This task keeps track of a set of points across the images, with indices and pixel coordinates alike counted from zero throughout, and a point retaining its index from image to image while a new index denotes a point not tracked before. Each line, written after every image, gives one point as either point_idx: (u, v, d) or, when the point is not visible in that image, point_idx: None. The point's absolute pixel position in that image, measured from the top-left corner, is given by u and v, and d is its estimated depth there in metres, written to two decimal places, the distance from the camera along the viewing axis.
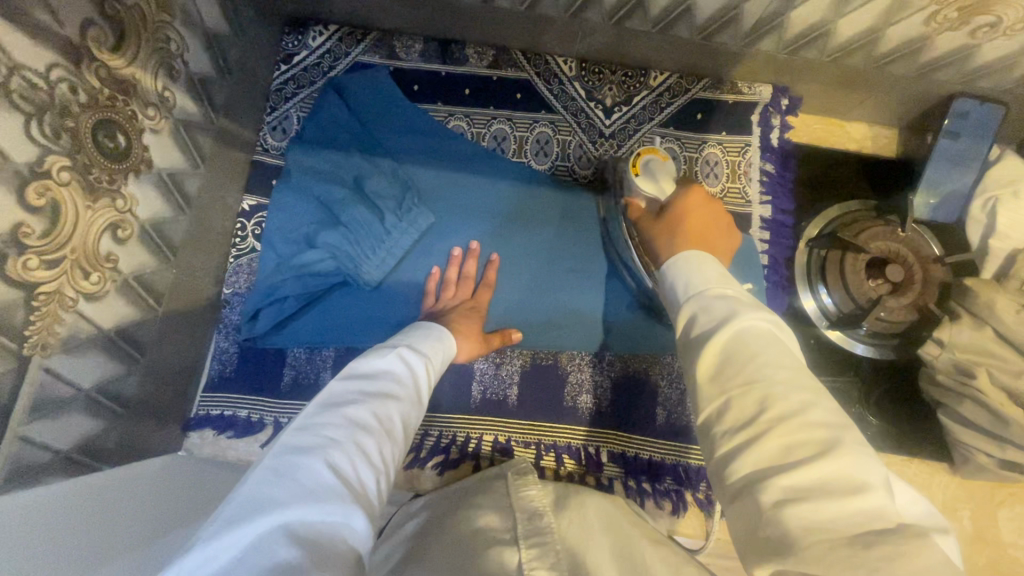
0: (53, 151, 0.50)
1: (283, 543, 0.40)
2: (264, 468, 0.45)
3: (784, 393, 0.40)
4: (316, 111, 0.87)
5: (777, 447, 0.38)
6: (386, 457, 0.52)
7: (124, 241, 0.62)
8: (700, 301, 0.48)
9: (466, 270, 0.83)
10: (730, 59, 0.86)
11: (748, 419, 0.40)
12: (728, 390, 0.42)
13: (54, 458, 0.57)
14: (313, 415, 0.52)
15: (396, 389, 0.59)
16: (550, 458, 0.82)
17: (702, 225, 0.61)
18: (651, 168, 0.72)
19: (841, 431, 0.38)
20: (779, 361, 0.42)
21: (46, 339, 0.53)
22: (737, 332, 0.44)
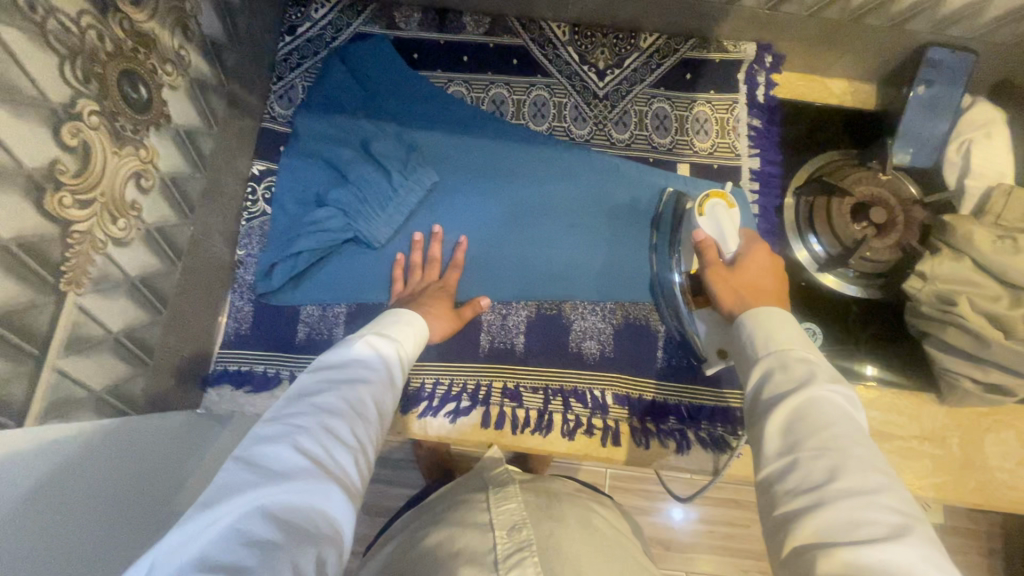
0: (84, 94, 0.53)
1: (258, 523, 0.45)
2: (237, 458, 0.50)
3: (850, 472, 0.45)
4: (322, 80, 0.91)
5: (843, 516, 0.42)
6: (358, 436, 0.56)
7: (147, 191, 0.65)
8: (782, 360, 0.55)
9: (432, 253, 0.86)
10: (716, 18, 0.91)
11: (814, 482, 0.45)
12: (798, 450, 0.48)
13: (89, 396, 0.60)
14: (285, 406, 0.57)
15: (366, 372, 0.63)
16: (558, 403, 0.85)
17: (757, 281, 0.69)
18: (717, 215, 0.75)
19: (912, 522, 0.42)
20: (854, 440, 0.47)
21: (80, 278, 0.56)
22: (805, 401, 0.50)
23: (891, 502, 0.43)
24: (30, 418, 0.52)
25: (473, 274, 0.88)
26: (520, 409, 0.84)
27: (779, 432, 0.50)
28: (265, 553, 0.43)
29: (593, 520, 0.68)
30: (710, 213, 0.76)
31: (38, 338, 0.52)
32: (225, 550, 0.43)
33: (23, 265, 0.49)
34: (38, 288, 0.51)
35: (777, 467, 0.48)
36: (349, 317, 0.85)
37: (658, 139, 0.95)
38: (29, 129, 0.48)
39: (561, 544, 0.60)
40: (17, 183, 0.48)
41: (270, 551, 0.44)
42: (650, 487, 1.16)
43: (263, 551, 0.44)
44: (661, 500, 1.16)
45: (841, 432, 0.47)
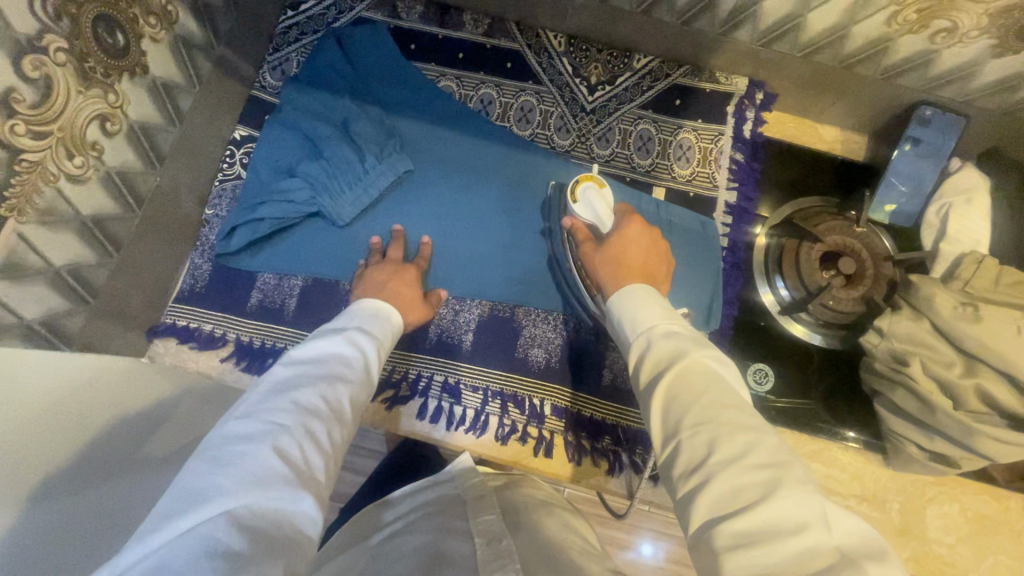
0: (52, 31, 0.55)
1: (231, 529, 0.43)
2: (208, 458, 0.48)
3: (729, 434, 0.48)
4: (315, 56, 0.93)
5: (726, 487, 0.44)
6: (331, 440, 0.56)
7: (112, 135, 0.66)
8: (651, 339, 0.58)
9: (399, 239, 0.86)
10: (710, 49, 0.91)
11: (697, 459, 0.47)
12: (681, 433, 0.50)
13: (19, 325, 0.61)
14: (260, 403, 0.55)
15: (347, 373, 0.63)
16: (496, 406, 0.84)
17: (640, 250, 0.72)
18: (591, 202, 0.77)
19: (780, 469, 0.45)
20: (729, 404, 0.50)
21: (24, 207, 0.57)
22: (683, 372, 0.53)
23: (760, 459, 0.46)
24: None
25: (432, 265, 0.88)
26: (457, 407, 0.84)
27: (665, 412, 0.52)
28: (241, 559, 0.41)
29: (569, 535, 0.67)
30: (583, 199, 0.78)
31: None
32: (199, 556, 0.40)
33: None
34: None
35: (668, 454, 0.51)
36: (304, 289, 0.86)
37: (639, 160, 0.95)
38: None
39: (535, 550, 0.59)
40: None
41: (247, 559, 0.42)
42: (611, 518, 1.13)
43: (237, 559, 0.41)
44: (615, 529, 1.13)
45: (719, 400, 0.51)
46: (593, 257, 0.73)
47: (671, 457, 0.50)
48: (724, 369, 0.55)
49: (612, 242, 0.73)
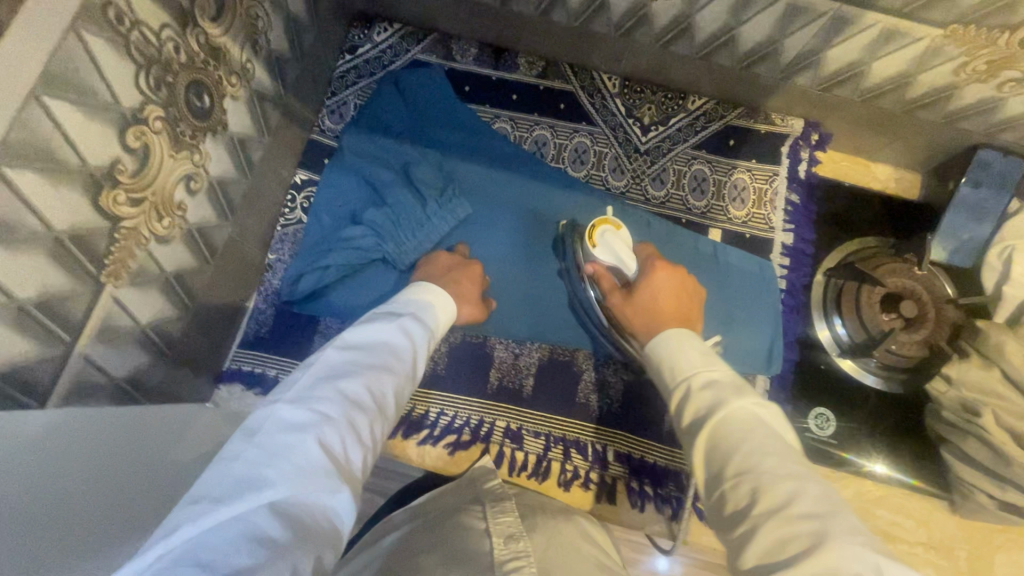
0: (152, 101, 0.56)
1: (272, 521, 0.43)
2: (259, 443, 0.48)
3: (771, 484, 0.46)
4: (374, 101, 0.94)
5: (766, 540, 0.43)
6: (372, 432, 0.56)
7: (195, 192, 0.67)
8: (691, 387, 0.57)
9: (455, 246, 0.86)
10: (767, 92, 0.91)
11: (739, 511, 0.47)
12: (722, 483, 0.49)
13: (108, 384, 0.62)
14: (311, 388, 0.55)
15: (394, 364, 0.62)
16: (558, 451, 0.84)
17: (673, 297, 0.73)
18: (610, 243, 0.79)
19: (828, 520, 0.43)
20: (771, 452, 0.49)
21: (119, 271, 0.58)
22: (724, 418, 0.53)
23: (819, 516, 0.43)
24: (51, 395, 0.54)
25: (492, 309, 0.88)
26: (519, 452, 0.84)
27: (705, 459, 0.52)
28: (279, 555, 0.41)
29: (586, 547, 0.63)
30: (603, 243, 0.79)
31: (70, 324, 0.54)
32: (240, 548, 0.40)
33: (72, 257, 0.52)
34: (80, 278, 0.53)
35: (715, 504, 0.50)
36: None
37: (694, 201, 0.95)
38: (96, 129, 0.50)
39: (559, 565, 0.56)
40: (79, 177, 0.50)
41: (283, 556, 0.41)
42: None
43: (276, 553, 0.41)
44: None
45: (757, 450, 0.49)
46: (622, 309, 0.75)
47: (718, 503, 0.50)
48: (762, 414, 0.53)
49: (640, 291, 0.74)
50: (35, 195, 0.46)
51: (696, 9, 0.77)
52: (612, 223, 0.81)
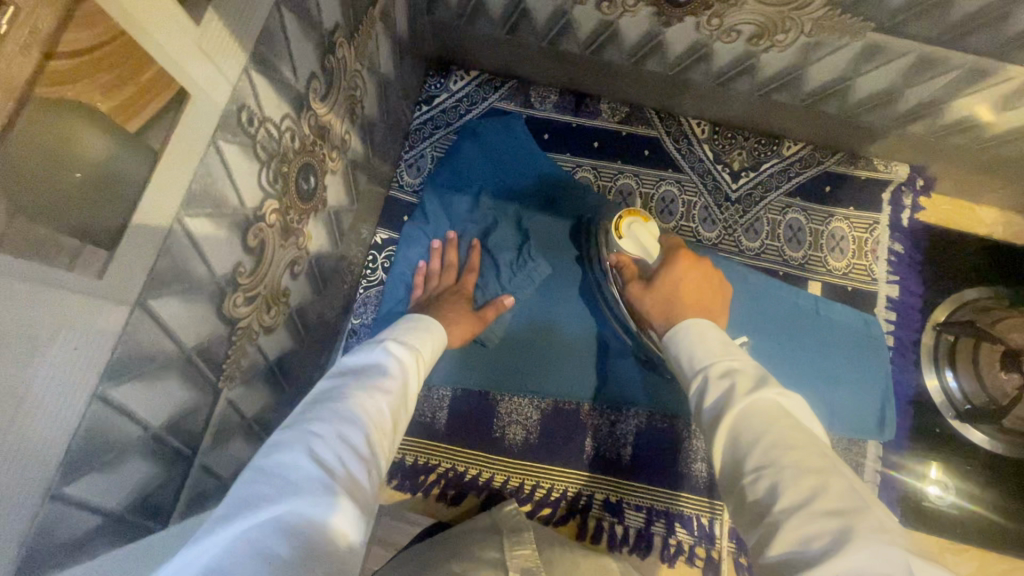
0: (269, 196, 0.53)
1: (273, 539, 0.38)
2: (251, 472, 0.44)
3: (792, 479, 0.41)
4: (452, 154, 0.91)
5: (791, 537, 0.38)
6: (375, 448, 0.51)
7: (297, 276, 0.64)
8: (709, 378, 0.51)
9: (448, 259, 0.86)
10: (873, 138, 0.85)
11: (761, 506, 0.42)
12: (744, 476, 0.44)
13: (219, 486, 0.59)
14: (303, 413, 0.51)
15: (387, 380, 0.58)
16: (661, 524, 0.80)
17: (697, 289, 0.66)
18: (635, 232, 0.72)
19: (853, 518, 0.38)
20: (794, 443, 0.43)
21: (233, 373, 0.55)
22: (742, 415, 0.47)
23: (850, 513, 0.38)
24: (173, 512, 0.51)
25: (581, 371, 0.84)
26: (620, 526, 0.80)
27: (727, 452, 0.47)
28: None
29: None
30: (630, 233, 0.72)
31: (192, 439, 0.51)
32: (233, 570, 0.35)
33: (198, 372, 0.49)
34: (202, 390, 0.50)
35: (736, 503, 0.45)
36: (454, 403, 0.84)
37: (790, 252, 0.91)
38: (224, 237, 0.47)
39: None
40: (207, 289, 0.47)
41: None
42: None
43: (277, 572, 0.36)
44: None
45: (782, 441, 0.44)
46: (640, 296, 0.68)
47: (740, 498, 0.44)
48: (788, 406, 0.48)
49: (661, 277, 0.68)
50: (173, 319, 0.43)
51: (811, 61, 0.73)
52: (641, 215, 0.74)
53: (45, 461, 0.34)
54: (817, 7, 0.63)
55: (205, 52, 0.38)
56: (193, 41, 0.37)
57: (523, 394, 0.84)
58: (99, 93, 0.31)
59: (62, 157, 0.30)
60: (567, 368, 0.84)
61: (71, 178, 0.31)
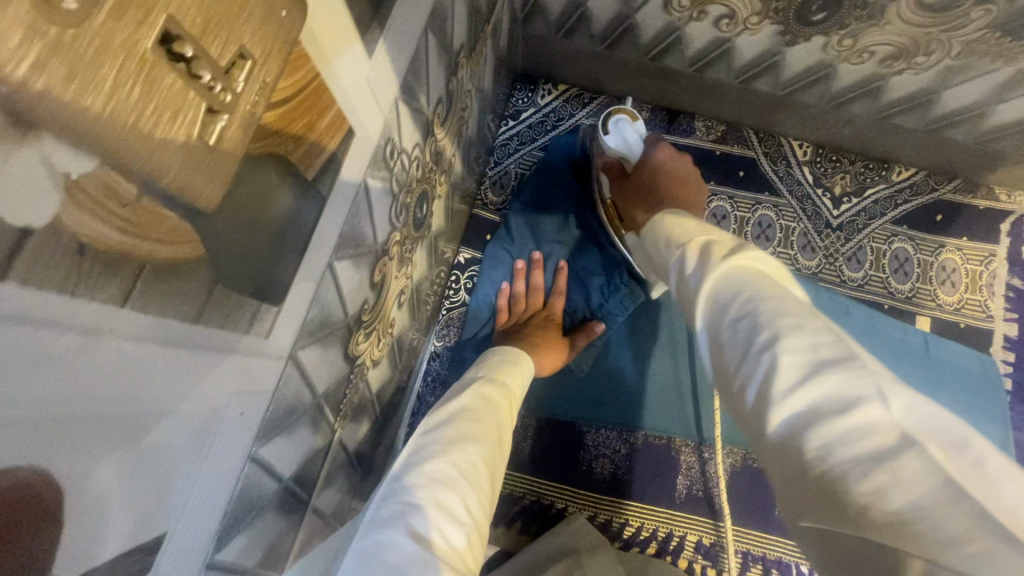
0: (395, 228, 0.50)
1: None
2: (353, 553, 0.41)
3: (768, 318, 0.33)
4: (539, 171, 0.88)
5: (759, 375, 0.31)
6: (472, 506, 0.47)
7: (402, 305, 0.61)
8: (683, 253, 0.43)
9: (535, 281, 0.83)
10: (998, 166, 0.79)
11: (733, 360, 0.34)
12: (717, 333, 0.36)
13: (324, 525, 0.56)
14: (395, 481, 0.48)
15: (476, 427, 0.54)
16: (758, 570, 0.74)
17: (672, 170, 0.70)
18: (622, 128, 0.77)
19: (825, 346, 0.30)
20: (770, 292, 0.35)
21: (347, 410, 0.53)
22: (718, 279, 0.38)
23: (825, 341, 0.31)
24: (289, 560, 0.48)
25: (671, 405, 0.81)
26: (713, 570, 0.75)
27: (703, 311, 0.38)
28: None
29: None
30: (614, 126, 0.77)
31: (311, 483, 0.48)
32: None
33: (323, 416, 0.46)
34: (324, 432, 0.48)
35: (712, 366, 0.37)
36: (538, 432, 0.81)
37: (897, 284, 0.85)
38: (359, 276, 0.44)
39: None
40: (340, 330, 0.44)
41: None
42: None
43: None
44: None
45: (753, 292, 0.35)
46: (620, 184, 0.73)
47: (719, 361, 0.35)
48: (760, 265, 0.38)
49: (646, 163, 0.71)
50: (314, 366, 0.40)
51: (949, 85, 0.67)
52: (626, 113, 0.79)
53: (206, 541, 0.32)
54: (973, 29, 0.58)
55: (373, 88, 0.36)
56: (365, 78, 0.34)
57: (612, 426, 0.80)
58: (294, 144, 0.28)
59: (257, 219, 0.27)
60: (657, 402, 0.81)
61: (262, 239, 0.28)
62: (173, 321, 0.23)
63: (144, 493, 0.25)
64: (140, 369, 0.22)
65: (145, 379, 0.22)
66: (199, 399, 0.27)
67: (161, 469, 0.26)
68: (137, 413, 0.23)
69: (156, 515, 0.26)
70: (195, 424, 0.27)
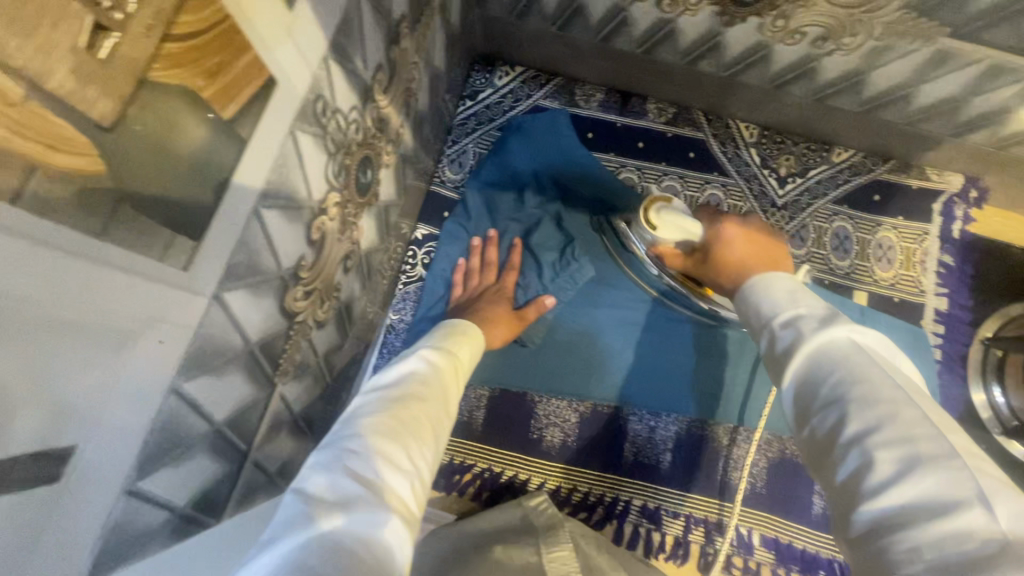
0: (334, 189, 0.51)
1: (314, 555, 0.37)
2: (292, 490, 0.43)
3: (862, 407, 0.36)
4: (496, 150, 0.90)
5: (852, 465, 0.34)
6: (415, 457, 0.49)
7: (348, 270, 0.63)
8: (774, 330, 0.47)
9: (490, 257, 0.85)
10: (928, 147, 0.83)
11: (826, 444, 0.37)
12: (808, 416, 0.40)
13: (266, 480, 0.57)
14: (338, 431, 0.50)
15: (422, 388, 0.57)
16: (699, 533, 0.78)
17: (755, 248, 0.63)
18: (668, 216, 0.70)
19: (925, 441, 0.33)
20: (862, 374, 0.38)
21: (289, 367, 0.54)
22: (813, 350, 0.43)
23: (922, 439, 0.33)
24: (224, 508, 0.49)
25: (619, 377, 0.84)
26: (657, 532, 0.79)
27: (792, 389, 0.43)
28: None
29: None
30: (663, 223, 0.70)
31: (248, 434, 0.50)
32: None
33: (259, 366, 0.47)
34: (261, 384, 0.49)
35: (805, 446, 0.40)
36: (491, 402, 0.83)
37: (836, 261, 0.89)
38: (294, 230, 0.46)
39: None
40: (273, 283, 0.46)
41: None
42: None
43: None
44: None
45: (845, 374, 0.39)
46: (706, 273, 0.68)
47: (809, 443, 0.39)
48: (860, 339, 0.42)
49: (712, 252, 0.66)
50: (243, 312, 0.42)
51: (876, 67, 0.71)
52: (660, 200, 0.73)
53: (125, 465, 0.33)
54: (892, 10, 0.61)
55: (295, 41, 0.38)
56: (285, 30, 0.36)
57: (562, 396, 0.83)
58: (205, 79, 0.30)
59: (165, 147, 0.29)
60: (607, 374, 0.84)
61: (174, 169, 0.30)
62: (74, 230, 0.25)
63: (53, 401, 0.26)
64: (41, 272, 0.23)
65: (47, 283, 0.24)
66: (107, 317, 0.28)
67: (69, 383, 0.27)
68: (44, 315, 0.24)
69: (62, 427, 0.27)
70: (103, 343, 0.28)
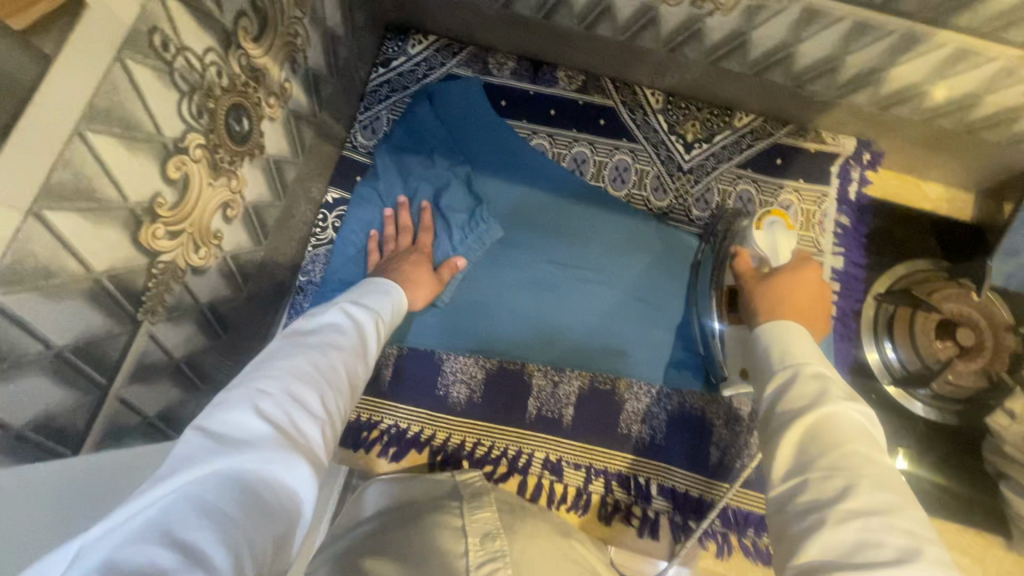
0: (193, 129, 0.53)
1: (213, 489, 0.37)
2: (195, 425, 0.43)
3: (865, 490, 0.41)
4: (408, 116, 0.92)
5: (848, 535, 0.39)
6: (330, 406, 0.50)
7: (230, 220, 0.64)
8: (798, 376, 0.50)
9: (402, 221, 0.86)
10: (819, 109, 0.87)
11: (816, 504, 0.42)
12: (808, 472, 0.44)
13: (141, 423, 0.58)
14: (251, 371, 0.50)
15: (341, 342, 0.58)
16: (599, 484, 0.80)
17: (811, 296, 0.64)
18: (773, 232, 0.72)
19: (917, 539, 0.39)
20: (870, 459, 0.44)
21: (155, 307, 0.55)
22: (826, 416, 0.47)
23: (911, 534, 0.39)
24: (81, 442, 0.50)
25: (527, 334, 0.85)
26: (559, 484, 0.80)
27: (792, 449, 0.47)
28: (223, 527, 0.36)
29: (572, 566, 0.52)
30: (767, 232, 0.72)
31: (105, 368, 0.51)
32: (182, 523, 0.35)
33: (109, 298, 0.48)
34: (116, 318, 0.50)
35: (786, 489, 0.45)
36: (400, 361, 0.85)
37: None
38: (139, 163, 0.47)
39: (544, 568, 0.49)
40: (120, 214, 0.47)
41: (224, 527, 0.36)
42: None
43: (219, 524, 0.36)
44: None
45: (856, 453, 0.44)
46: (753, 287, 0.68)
47: (789, 495, 0.45)
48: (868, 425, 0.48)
49: (774, 279, 0.67)
50: (74, 236, 0.43)
51: (754, 26, 0.74)
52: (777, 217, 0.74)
53: None
54: None
55: None
56: None
57: (467, 352, 0.85)
58: None
59: None
60: (514, 330, 0.86)
61: None
62: None
63: None
64: None
65: None
66: None
67: None
68: None
69: None
70: None
